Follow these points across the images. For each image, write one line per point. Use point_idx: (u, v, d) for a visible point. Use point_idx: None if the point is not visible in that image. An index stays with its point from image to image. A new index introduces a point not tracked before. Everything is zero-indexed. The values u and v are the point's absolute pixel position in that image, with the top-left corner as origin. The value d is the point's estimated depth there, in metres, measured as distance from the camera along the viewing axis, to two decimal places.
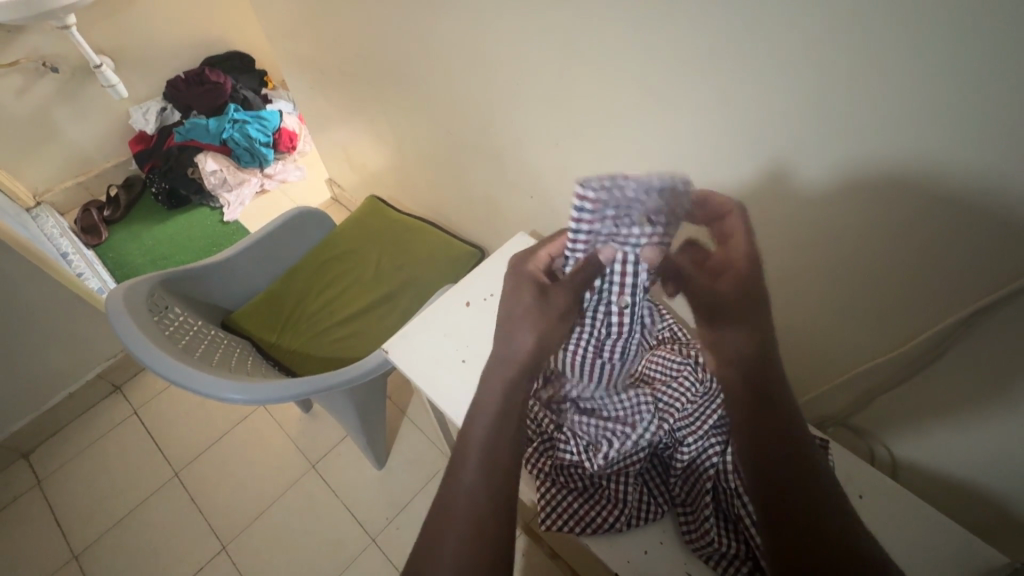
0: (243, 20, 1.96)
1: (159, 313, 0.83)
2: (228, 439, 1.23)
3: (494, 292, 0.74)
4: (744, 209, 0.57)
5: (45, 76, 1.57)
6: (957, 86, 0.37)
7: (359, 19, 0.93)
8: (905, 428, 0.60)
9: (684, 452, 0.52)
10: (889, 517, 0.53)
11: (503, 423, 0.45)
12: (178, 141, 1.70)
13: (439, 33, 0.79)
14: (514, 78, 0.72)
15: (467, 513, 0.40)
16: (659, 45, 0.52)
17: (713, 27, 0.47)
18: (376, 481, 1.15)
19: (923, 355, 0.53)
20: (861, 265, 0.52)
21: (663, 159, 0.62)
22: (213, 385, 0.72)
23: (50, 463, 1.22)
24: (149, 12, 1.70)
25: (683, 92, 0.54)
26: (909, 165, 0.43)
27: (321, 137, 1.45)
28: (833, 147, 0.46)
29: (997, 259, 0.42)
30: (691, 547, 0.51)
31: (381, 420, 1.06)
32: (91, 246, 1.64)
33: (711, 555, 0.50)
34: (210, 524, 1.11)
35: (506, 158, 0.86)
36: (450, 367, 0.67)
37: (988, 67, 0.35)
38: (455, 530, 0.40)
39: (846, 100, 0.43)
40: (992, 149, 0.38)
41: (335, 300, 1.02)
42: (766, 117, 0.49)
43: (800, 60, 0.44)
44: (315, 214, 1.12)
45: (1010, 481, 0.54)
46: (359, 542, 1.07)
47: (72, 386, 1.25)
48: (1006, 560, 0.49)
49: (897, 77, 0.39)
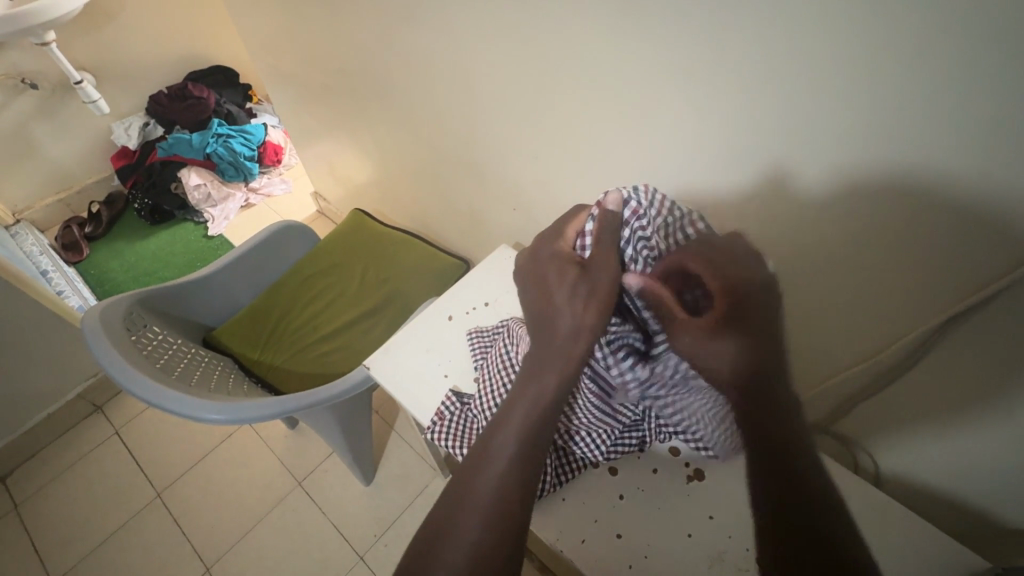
0: (226, 35, 1.96)
1: (137, 332, 0.81)
2: (211, 458, 1.21)
3: (478, 305, 0.74)
4: (723, 218, 0.58)
5: (24, 92, 1.55)
6: (936, 91, 0.37)
7: (341, 34, 0.93)
8: (886, 434, 0.60)
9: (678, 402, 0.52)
10: (875, 524, 0.53)
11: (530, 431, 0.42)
12: (161, 156, 1.68)
13: (419, 47, 0.79)
14: (494, 89, 0.72)
15: (489, 508, 0.39)
16: (631, 56, 0.53)
17: (686, 41, 0.48)
18: (364, 497, 1.13)
19: (899, 361, 0.53)
20: (840, 271, 0.52)
21: (643, 171, 0.62)
22: (191, 405, 0.70)
23: (27, 487, 1.19)
24: (131, 28, 1.70)
25: (658, 104, 0.55)
26: (884, 173, 0.43)
27: (306, 151, 1.45)
28: (809, 159, 0.47)
29: (972, 264, 0.43)
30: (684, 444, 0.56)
31: (367, 435, 1.05)
32: (72, 263, 1.62)
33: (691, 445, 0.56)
34: (193, 546, 1.08)
35: (489, 171, 0.87)
36: (434, 381, 0.66)
37: (970, 70, 0.35)
38: (472, 524, 0.38)
39: (818, 110, 0.44)
40: (971, 152, 0.38)
41: (319, 315, 1.02)
42: (742, 128, 0.50)
43: (775, 70, 0.44)
44: (299, 227, 1.11)
45: (991, 483, 0.54)
46: (346, 560, 1.05)
47: (50, 406, 1.22)
48: (989, 565, 0.49)
49: (878, 77, 0.39)
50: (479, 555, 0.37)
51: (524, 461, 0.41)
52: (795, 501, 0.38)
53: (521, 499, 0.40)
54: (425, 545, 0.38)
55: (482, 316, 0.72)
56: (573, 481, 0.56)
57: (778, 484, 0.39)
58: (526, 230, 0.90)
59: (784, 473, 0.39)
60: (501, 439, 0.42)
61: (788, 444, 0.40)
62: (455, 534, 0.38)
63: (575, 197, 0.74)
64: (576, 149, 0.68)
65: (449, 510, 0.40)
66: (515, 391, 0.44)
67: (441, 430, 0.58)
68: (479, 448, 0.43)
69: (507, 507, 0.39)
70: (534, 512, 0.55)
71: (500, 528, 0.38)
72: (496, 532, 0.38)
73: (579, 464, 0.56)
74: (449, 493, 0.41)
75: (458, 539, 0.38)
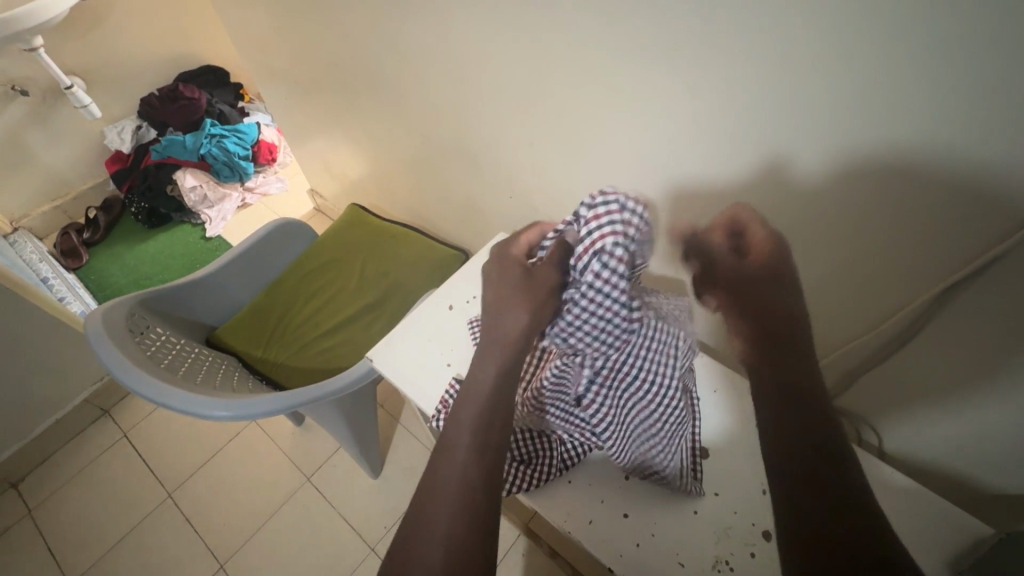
0: (214, 33, 1.94)
1: (139, 334, 0.82)
2: (220, 457, 1.22)
3: (477, 294, 0.74)
4: (721, 198, 0.57)
5: (15, 100, 1.54)
6: (933, 59, 0.36)
7: (330, 27, 0.91)
8: (889, 408, 0.60)
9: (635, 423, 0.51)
10: (880, 497, 0.53)
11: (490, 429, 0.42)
12: (156, 159, 1.68)
13: (407, 37, 0.78)
14: (485, 77, 0.72)
15: (455, 504, 0.39)
16: (620, 39, 0.53)
17: (673, 22, 0.48)
18: (373, 491, 1.14)
19: (899, 334, 0.53)
20: (835, 246, 0.52)
21: (637, 153, 0.62)
22: (194, 403, 0.70)
23: (40, 492, 1.20)
24: (119, 31, 1.68)
25: (650, 87, 0.54)
26: (874, 148, 0.43)
27: (300, 148, 1.44)
28: (801, 137, 0.46)
29: (966, 235, 0.43)
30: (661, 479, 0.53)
31: (374, 429, 1.06)
32: (72, 269, 1.62)
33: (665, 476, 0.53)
34: (207, 544, 1.10)
35: (483, 160, 0.86)
36: (436, 371, 0.66)
37: (975, 36, 0.34)
38: (441, 519, 0.38)
39: (807, 88, 0.43)
40: (963, 122, 0.37)
41: (321, 311, 1.02)
42: (733, 108, 0.49)
43: (765, 49, 0.44)
44: (296, 224, 1.12)
45: (992, 454, 0.54)
46: (358, 553, 1.06)
47: (58, 412, 1.23)
48: (992, 532, 0.49)
49: (879, 46, 0.38)
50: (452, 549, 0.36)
51: (482, 452, 0.41)
52: (824, 487, 0.34)
53: (487, 494, 0.40)
54: (406, 538, 0.38)
55: (482, 305, 0.72)
56: (578, 465, 0.57)
57: (806, 454, 0.35)
58: (523, 218, 0.90)
59: (805, 453, 0.35)
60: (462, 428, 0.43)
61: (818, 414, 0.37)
62: (432, 526, 0.38)
63: (572, 182, 0.74)
64: (571, 135, 0.68)
65: (431, 502, 0.39)
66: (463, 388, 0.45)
67: (445, 419, 0.59)
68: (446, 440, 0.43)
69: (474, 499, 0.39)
70: (540, 498, 0.55)
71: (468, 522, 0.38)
72: (465, 524, 0.38)
73: (583, 449, 0.56)
74: (422, 483, 0.41)
75: (434, 526, 0.38)
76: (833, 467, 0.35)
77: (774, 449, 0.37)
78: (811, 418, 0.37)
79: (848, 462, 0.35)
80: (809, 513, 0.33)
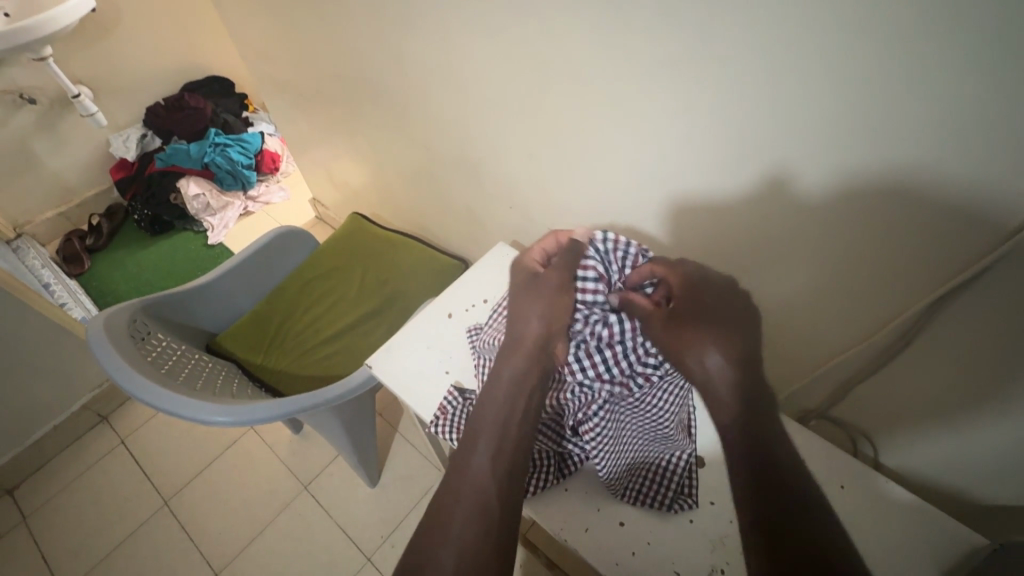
0: (220, 45, 1.98)
1: (142, 340, 0.82)
2: (218, 464, 1.22)
3: (477, 302, 0.74)
4: (718, 211, 0.58)
5: (22, 108, 1.56)
6: (914, 77, 0.38)
7: (335, 39, 0.93)
8: (884, 419, 0.61)
9: (648, 445, 0.54)
10: (875, 508, 0.53)
11: (500, 454, 0.45)
12: (160, 167, 1.70)
13: (409, 50, 0.80)
14: (485, 90, 0.73)
15: (474, 500, 0.42)
16: (616, 56, 0.54)
17: (666, 40, 0.49)
18: (369, 501, 1.14)
19: (890, 345, 0.54)
20: (827, 257, 0.53)
21: (634, 167, 0.63)
22: (195, 408, 0.71)
23: (36, 499, 1.20)
24: (126, 42, 1.71)
25: (644, 102, 0.56)
26: (859, 162, 0.44)
27: (303, 157, 1.46)
28: (789, 152, 0.48)
29: (953, 247, 0.43)
30: (663, 500, 0.53)
31: (372, 437, 1.06)
32: (75, 275, 1.63)
33: (668, 494, 0.53)
34: (203, 552, 1.09)
35: (483, 171, 0.87)
36: (434, 378, 0.67)
37: (961, 54, 0.35)
38: (456, 518, 0.41)
39: (794, 103, 0.45)
40: (946, 137, 0.39)
41: (321, 319, 1.02)
42: (724, 125, 0.51)
43: (753, 66, 0.45)
44: (299, 233, 1.13)
45: (983, 464, 0.55)
46: (354, 562, 1.06)
47: (56, 418, 1.23)
48: (986, 542, 0.49)
49: (870, 59, 0.39)
50: (463, 549, 0.39)
51: (499, 460, 0.44)
52: (790, 508, 0.39)
53: (502, 508, 0.42)
54: (419, 542, 0.41)
55: (481, 313, 0.73)
56: (577, 474, 0.57)
57: (759, 471, 0.41)
58: (523, 229, 0.91)
59: (765, 472, 0.41)
60: (486, 416, 0.48)
61: (768, 434, 0.42)
62: (444, 528, 0.40)
63: (569, 191, 0.75)
64: (570, 147, 0.69)
65: (442, 506, 0.42)
66: (489, 391, 0.50)
67: (444, 425, 0.59)
68: (462, 455, 0.46)
69: (489, 505, 0.41)
70: (539, 506, 0.55)
71: (485, 522, 0.40)
72: (477, 524, 0.40)
73: (583, 459, 0.57)
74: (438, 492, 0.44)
75: (448, 529, 0.40)
76: (796, 490, 0.40)
77: (738, 467, 0.42)
78: (769, 445, 0.42)
79: (801, 483, 0.41)
80: (775, 529, 0.38)
